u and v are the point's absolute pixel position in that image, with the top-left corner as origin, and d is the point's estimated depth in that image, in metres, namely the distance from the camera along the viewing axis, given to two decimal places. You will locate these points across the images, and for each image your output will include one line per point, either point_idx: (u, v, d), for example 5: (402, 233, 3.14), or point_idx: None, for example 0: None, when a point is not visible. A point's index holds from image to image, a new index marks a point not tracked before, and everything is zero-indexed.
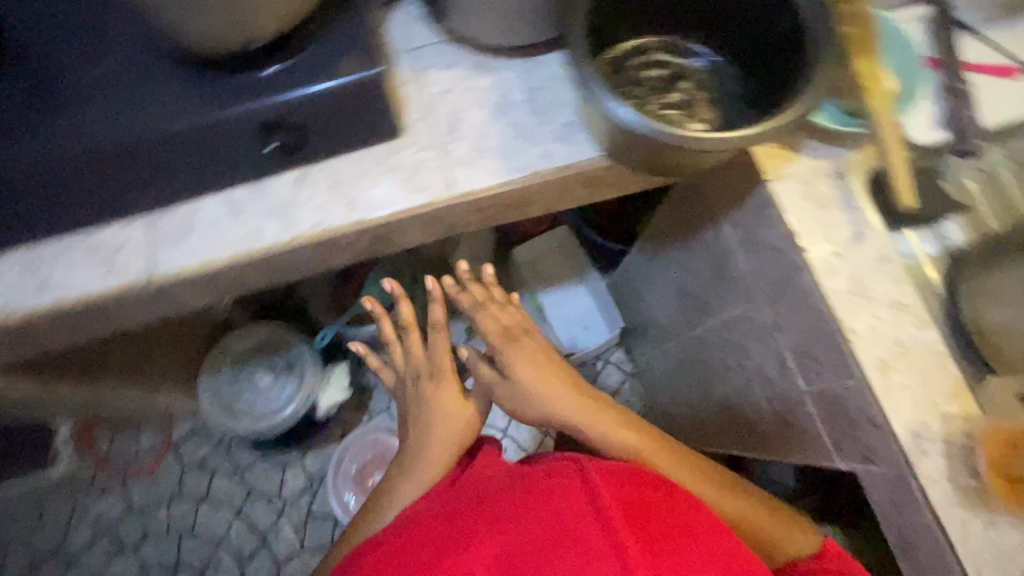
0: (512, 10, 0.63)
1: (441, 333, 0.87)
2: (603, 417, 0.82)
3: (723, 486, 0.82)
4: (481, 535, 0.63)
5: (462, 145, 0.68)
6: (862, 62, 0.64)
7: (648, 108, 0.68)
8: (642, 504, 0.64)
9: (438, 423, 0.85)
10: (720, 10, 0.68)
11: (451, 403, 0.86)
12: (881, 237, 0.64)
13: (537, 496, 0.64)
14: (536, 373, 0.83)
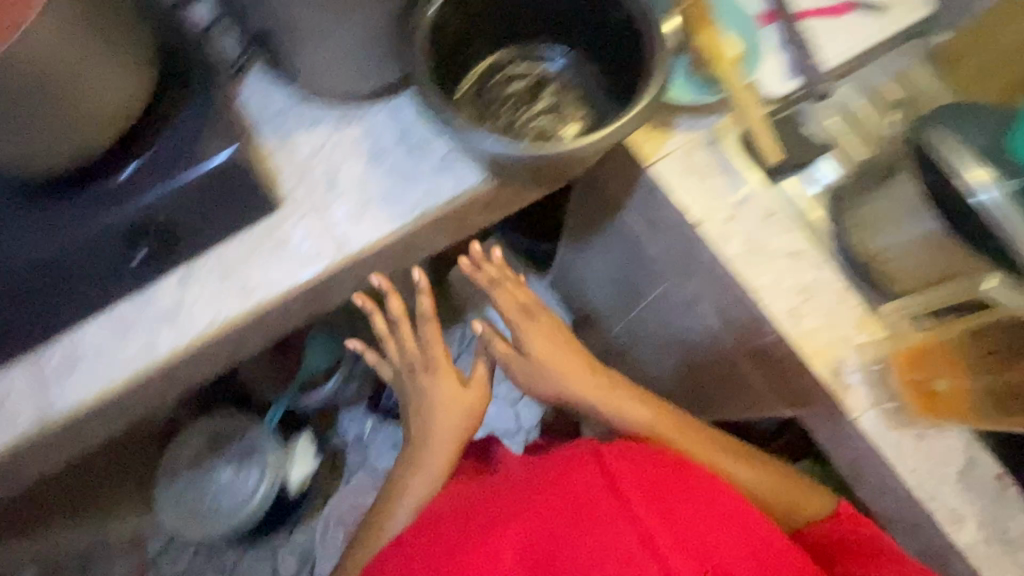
0: (354, 61, 0.61)
1: (432, 324, 0.76)
2: (622, 392, 0.75)
3: (735, 451, 0.73)
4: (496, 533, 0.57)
5: (345, 202, 0.67)
6: (705, 36, 0.66)
7: (519, 123, 0.70)
8: (655, 480, 0.59)
9: (440, 416, 0.77)
10: (560, 15, 0.68)
11: (454, 396, 0.77)
12: (763, 193, 0.67)
13: (552, 486, 0.59)
14: (552, 351, 0.76)
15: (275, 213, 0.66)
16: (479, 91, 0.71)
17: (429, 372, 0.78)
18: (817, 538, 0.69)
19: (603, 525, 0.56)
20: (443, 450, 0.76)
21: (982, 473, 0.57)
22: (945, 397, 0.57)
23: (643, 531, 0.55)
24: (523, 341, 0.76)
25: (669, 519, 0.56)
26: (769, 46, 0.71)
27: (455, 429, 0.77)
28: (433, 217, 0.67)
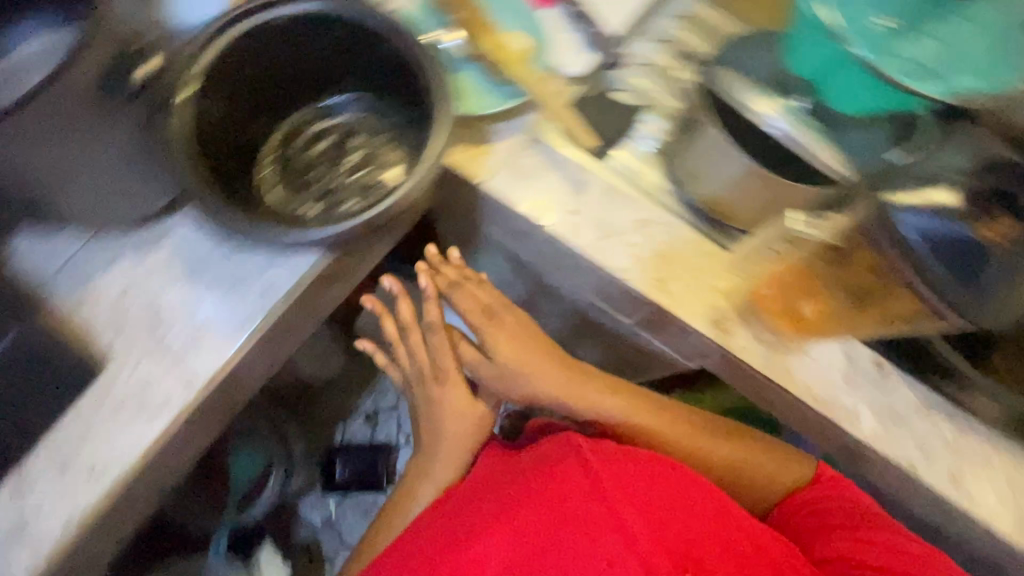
0: (112, 191, 0.53)
1: (440, 333, 0.71)
2: (594, 386, 0.71)
3: (717, 432, 0.71)
4: (470, 549, 0.54)
5: (177, 334, 0.60)
6: (487, 40, 0.67)
7: (336, 185, 0.65)
8: (635, 469, 0.56)
9: (451, 429, 0.72)
10: (333, 63, 0.63)
11: (461, 407, 0.73)
12: (596, 175, 0.67)
13: (532, 488, 0.55)
14: (519, 353, 0.71)
15: (103, 376, 0.58)
16: (284, 165, 0.65)
17: (437, 381, 0.73)
18: (796, 505, 0.69)
19: (581, 522, 0.51)
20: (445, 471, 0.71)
21: (862, 367, 0.61)
22: (811, 320, 0.61)
23: (620, 524, 0.50)
24: (497, 343, 0.71)
25: (645, 509, 0.52)
26: (556, 27, 0.71)
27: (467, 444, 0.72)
28: (281, 315, 0.62)
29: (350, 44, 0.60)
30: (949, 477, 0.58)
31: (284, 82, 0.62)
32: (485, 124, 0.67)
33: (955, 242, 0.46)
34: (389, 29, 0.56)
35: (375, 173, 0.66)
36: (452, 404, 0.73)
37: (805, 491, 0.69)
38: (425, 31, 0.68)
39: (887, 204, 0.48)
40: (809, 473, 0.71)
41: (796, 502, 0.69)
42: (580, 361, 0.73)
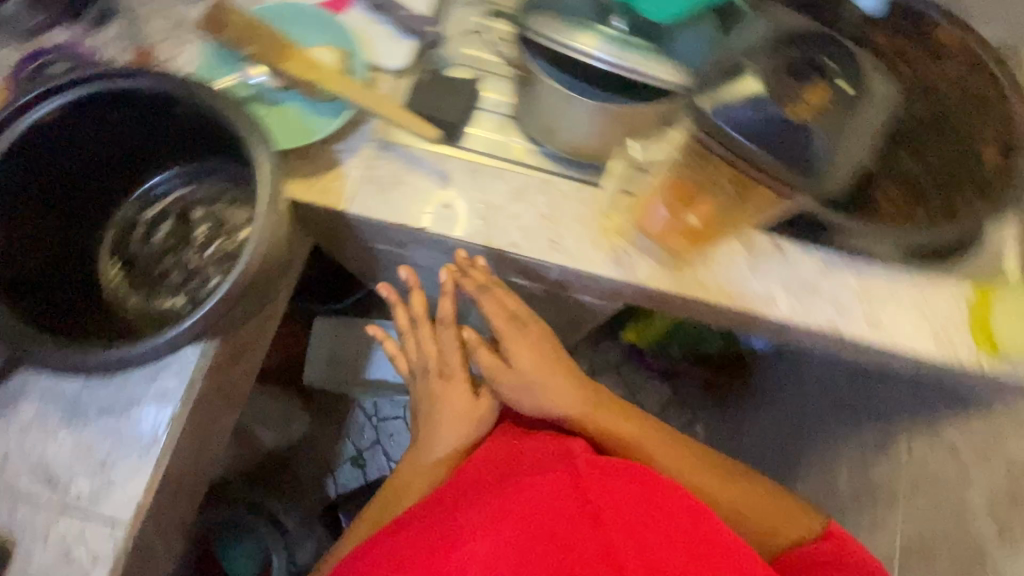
0: None
1: (451, 329, 0.71)
2: (606, 413, 0.67)
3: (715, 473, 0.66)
4: (455, 553, 0.48)
5: (78, 485, 0.54)
6: (292, 61, 0.60)
7: (194, 264, 0.60)
8: (630, 490, 0.52)
9: (444, 426, 0.67)
10: (131, 144, 0.57)
11: (458, 409, 0.68)
12: (457, 160, 0.65)
13: (529, 497, 0.51)
14: (535, 363, 0.68)
15: (14, 557, 0.53)
16: (129, 266, 0.60)
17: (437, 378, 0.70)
18: (796, 561, 0.61)
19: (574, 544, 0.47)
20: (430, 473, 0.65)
21: (762, 252, 0.62)
22: (702, 229, 0.61)
23: (613, 554, 0.47)
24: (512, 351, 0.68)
25: (638, 536, 0.48)
26: (364, 23, 0.67)
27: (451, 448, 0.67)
28: (185, 421, 0.57)
29: (137, 119, 0.54)
30: (868, 323, 0.61)
31: (86, 182, 0.56)
32: (327, 146, 0.63)
33: (765, 123, 0.56)
34: (168, 89, 0.50)
35: (229, 239, 0.60)
36: (456, 402, 0.68)
37: (807, 546, 0.61)
38: (228, 76, 0.63)
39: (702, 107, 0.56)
40: (818, 530, 0.63)
41: (797, 556, 0.61)
42: (594, 386, 0.69)
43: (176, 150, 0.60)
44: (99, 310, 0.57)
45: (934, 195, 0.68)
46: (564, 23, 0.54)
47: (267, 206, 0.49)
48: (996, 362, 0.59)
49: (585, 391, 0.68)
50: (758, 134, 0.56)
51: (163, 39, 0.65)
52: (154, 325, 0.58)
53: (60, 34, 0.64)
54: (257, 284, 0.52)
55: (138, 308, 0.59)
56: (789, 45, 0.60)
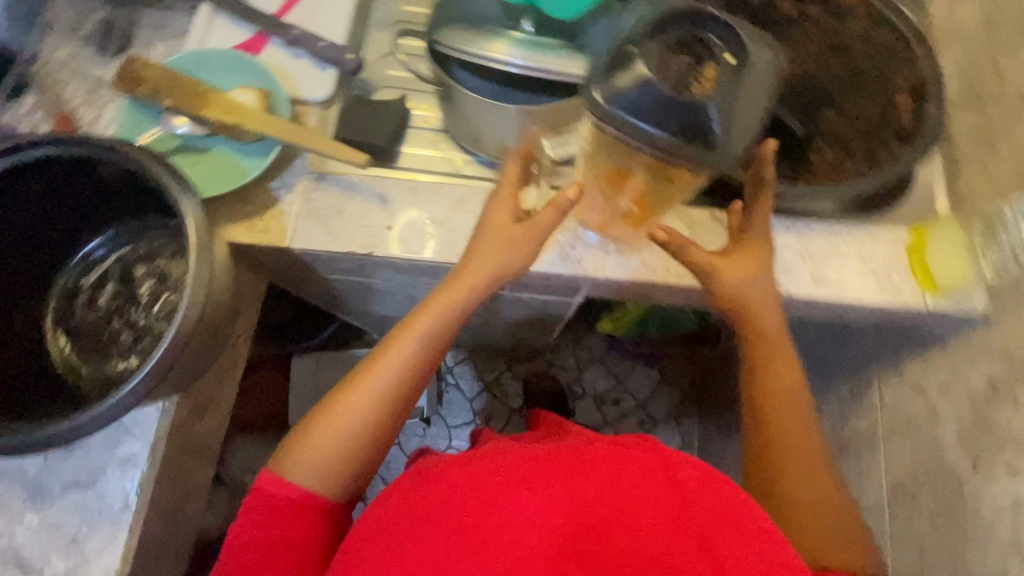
0: None
1: (515, 163, 0.58)
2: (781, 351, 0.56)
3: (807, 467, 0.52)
4: (517, 501, 0.38)
5: (52, 565, 0.53)
6: (213, 107, 0.60)
7: (143, 322, 0.59)
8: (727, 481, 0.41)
9: (486, 246, 0.55)
10: (60, 211, 0.56)
11: (511, 236, 0.55)
12: (394, 181, 0.65)
13: (607, 465, 0.40)
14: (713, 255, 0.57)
15: None
16: (76, 334, 0.59)
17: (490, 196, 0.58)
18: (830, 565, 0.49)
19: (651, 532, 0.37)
20: (470, 291, 0.55)
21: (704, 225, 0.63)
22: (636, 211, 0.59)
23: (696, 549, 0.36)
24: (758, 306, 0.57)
25: (726, 532, 0.37)
26: (283, 60, 0.67)
27: (499, 271, 0.55)
28: (153, 481, 0.56)
29: (59, 186, 0.53)
30: (813, 279, 0.62)
31: (17, 257, 0.55)
32: (262, 185, 0.63)
33: (667, 102, 0.43)
34: (85, 152, 0.50)
35: (175, 292, 0.60)
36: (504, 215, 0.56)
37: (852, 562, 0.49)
38: (153, 129, 0.63)
39: (593, 98, 0.44)
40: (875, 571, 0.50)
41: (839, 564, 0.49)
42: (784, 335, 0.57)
43: (107, 213, 0.59)
44: (49, 384, 0.56)
45: (860, 145, 0.70)
46: (477, 36, 0.56)
47: (199, 251, 0.49)
48: (938, 299, 0.61)
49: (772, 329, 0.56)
50: (650, 118, 0.43)
51: (84, 106, 0.65)
52: (110, 390, 0.57)
53: None
54: (204, 332, 0.51)
55: (91, 375, 0.58)
56: (669, 21, 0.46)
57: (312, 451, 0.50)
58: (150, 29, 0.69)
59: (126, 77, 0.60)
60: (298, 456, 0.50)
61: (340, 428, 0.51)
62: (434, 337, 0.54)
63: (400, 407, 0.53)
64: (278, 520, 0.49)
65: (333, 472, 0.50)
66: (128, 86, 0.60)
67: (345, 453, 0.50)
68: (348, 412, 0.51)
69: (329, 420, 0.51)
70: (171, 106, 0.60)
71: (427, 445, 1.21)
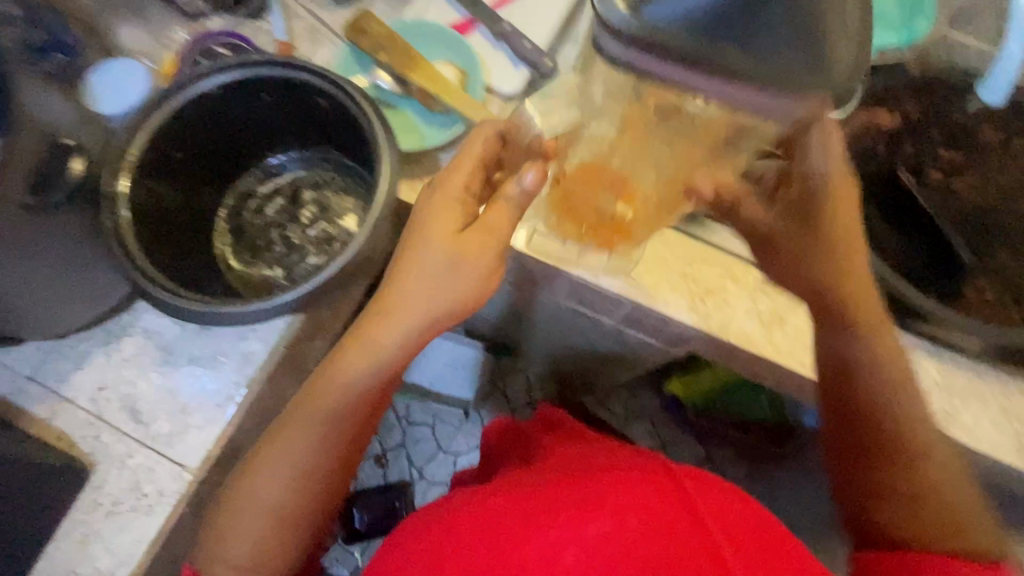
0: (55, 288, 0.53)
1: (466, 171, 0.51)
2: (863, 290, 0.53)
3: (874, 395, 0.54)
4: (534, 533, 0.43)
5: (158, 424, 0.58)
6: (420, 73, 0.65)
7: (296, 241, 0.65)
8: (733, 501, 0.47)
9: (417, 278, 0.50)
10: (266, 124, 0.62)
11: (448, 259, 0.49)
12: None
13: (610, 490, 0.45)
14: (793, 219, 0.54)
15: (93, 479, 0.57)
16: (237, 233, 0.65)
17: (423, 206, 0.51)
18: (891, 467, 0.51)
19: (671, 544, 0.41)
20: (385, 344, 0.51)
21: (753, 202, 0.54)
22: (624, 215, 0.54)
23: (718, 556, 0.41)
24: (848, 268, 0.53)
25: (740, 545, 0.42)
26: (485, 49, 0.72)
27: (433, 299, 0.50)
28: (260, 383, 0.61)
29: (277, 103, 0.60)
30: (947, 417, 0.59)
31: (220, 151, 0.62)
32: (434, 153, 0.67)
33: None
34: (317, 81, 0.55)
35: (331, 225, 0.65)
36: (445, 241, 0.49)
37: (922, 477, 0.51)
38: (360, 78, 0.68)
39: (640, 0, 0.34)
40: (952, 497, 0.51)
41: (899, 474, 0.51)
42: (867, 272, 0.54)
43: (300, 137, 0.65)
44: (208, 268, 0.62)
45: None
46: None
47: (384, 197, 0.54)
48: None
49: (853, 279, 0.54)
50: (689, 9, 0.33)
51: (305, 42, 0.73)
52: (254, 291, 0.63)
53: (222, 22, 0.73)
54: (359, 265, 0.55)
55: (239, 272, 0.63)
56: None
57: (230, 540, 0.53)
58: None
59: (356, 26, 0.66)
60: (216, 544, 0.53)
61: (258, 504, 0.53)
62: (344, 394, 0.52)
63: (314, 469, 0.53)
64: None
65: (249, 562, 0.53)
66: (352, 35, 0.66)
67: (260, 537, 0.53)
68: (256, 499, 0.52)
69: (244, 501, 0.53)
70: (383, 61, 0.66)
71: (459, 436, 1.23)
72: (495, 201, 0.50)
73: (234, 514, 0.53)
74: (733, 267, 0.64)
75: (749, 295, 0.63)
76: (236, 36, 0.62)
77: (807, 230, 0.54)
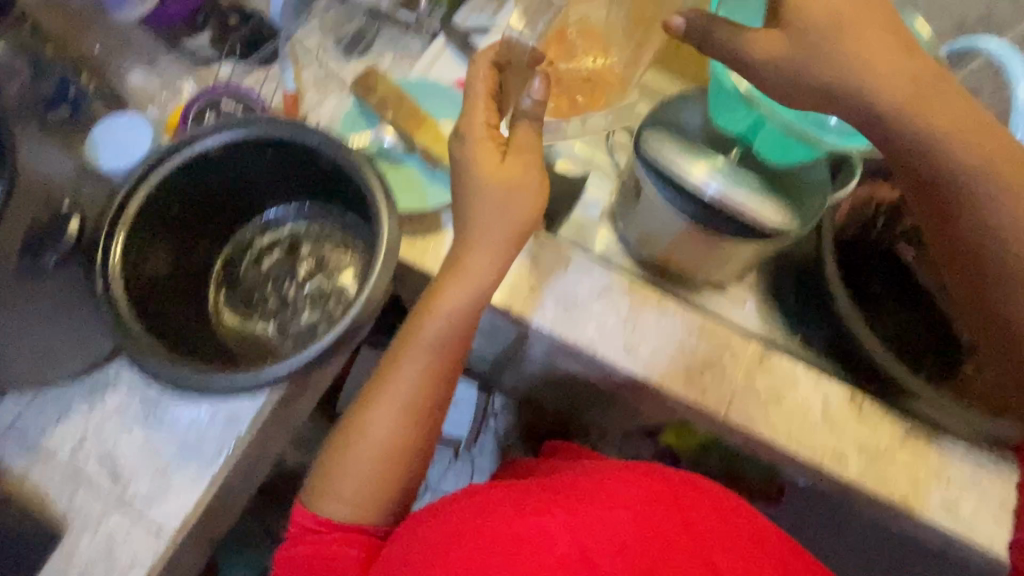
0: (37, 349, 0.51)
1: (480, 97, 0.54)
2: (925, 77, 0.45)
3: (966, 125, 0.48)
4: (528, 525, 0.44)
5: (138, 484, 0.57)
6: (425, 133, 0.65)
7: (291, 296, 0.64)
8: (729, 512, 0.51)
9: (487, 198, 0.53)
10: (268, 180, 0.62)
11: (504, 186, 0.53)
12: (549, 248, 0.67)
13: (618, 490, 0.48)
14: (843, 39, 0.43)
15: (65, 542, 0.55)
16: (232, 286, 0.64)
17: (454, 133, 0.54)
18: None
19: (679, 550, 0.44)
20: (486, 265, 0.54)
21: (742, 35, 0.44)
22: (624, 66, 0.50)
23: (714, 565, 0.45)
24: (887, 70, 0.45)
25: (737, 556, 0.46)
26: None
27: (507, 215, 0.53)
28: (246, 445, 0.59)
29: (282, 161, 0.59)
30: (942, 507, 0.58)
31: (222, 205, 0.61)
32: (435, 212, 0.67)
33: None
34: (324, 147, 0.55)
35: (328, 281, 0.65)
36: (494, 175, 0.52)
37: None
38: (365, 134, 0.68)
39: None
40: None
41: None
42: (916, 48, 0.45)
43: (303, 192, 0.64)
44: (200, 323, 0.61)
45: None
46: (686, 155, 0.59)
47: (381, 266, 0.53)
48: None
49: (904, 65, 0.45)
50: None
51: (312, 92, 0.74)
52: (245, 348, 0.62)
53: (233, 70, 0.71)
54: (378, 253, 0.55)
55: (231, 327, 0.62)
56: None
57: (341, 482, 0.53)
58: (386, 43, 0.76)
59: (363, 84, 0.66)
60: (325, 493, 0.53)
61: (373, 447, 0.54)
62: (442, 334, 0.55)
63: (423, 411, 0.56)
64: (320, 548, 0.52)
65: (365, 499, 0.53)
66: (361, 92, 0.66)
67: (374, 476, 0.54)
68: (367, 439, 0.54)
69: (354, 445, 0.54)
70: (390, 119, 0.66)
71: (447, 476, 1.21)
72: (517, 126, 0.54)
73: (345, 454, 0.54)
74: (732, 340, 0.64)
75: (747, 371, 0.63)
76: (243, 92, 0.62)
77: (821, 37, 0.43)
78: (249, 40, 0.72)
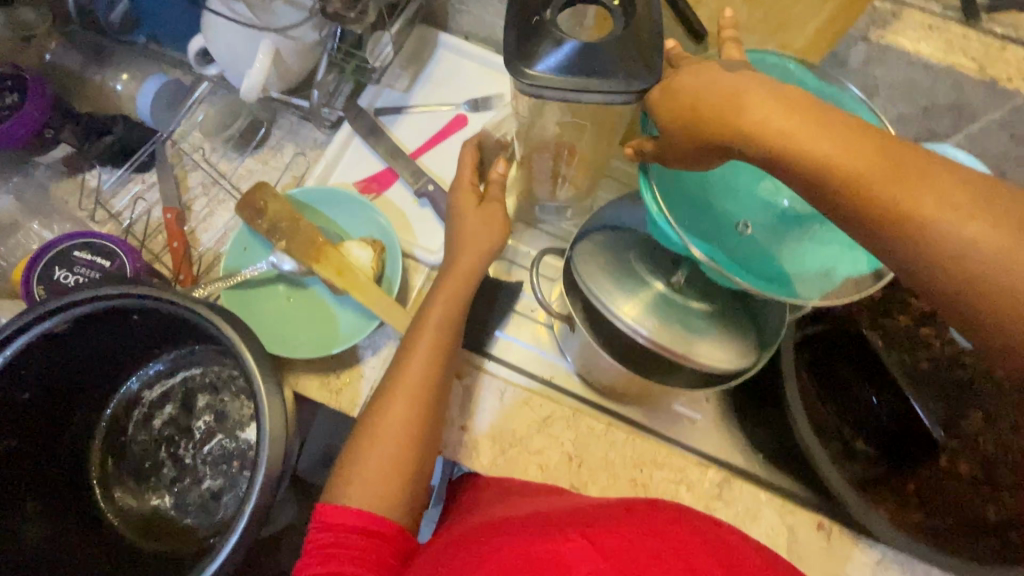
0: None
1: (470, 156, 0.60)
2: (820, 123, 0.32)
3: (916, 178, 0.30)
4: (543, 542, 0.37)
5: None
6: (327, 261, 0.56)
7: (189, 461, 0.56)
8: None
9: (462, 224, 0.56)
10: (138, 340, 0.52)
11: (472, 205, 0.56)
12: (483, 375, 0.60)
13: (651, 523, 0.39)
14: (703, 84, 0.36)
15: None
16: (120, 453, 0.56)
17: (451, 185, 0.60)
18: None
19: None
20: (461, 255, 0.55)
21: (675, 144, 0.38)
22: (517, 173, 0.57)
23: None
24: (870, 181, 0.30)
25: None
26: (408, 207, 0.64)
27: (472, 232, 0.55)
28: None
29: (151, 322, 0.50)
30: None
31: (88, 376, 0.52)
32: (349, 348, 0.58)
33: (591, 59, 0.39)
34: (197, 317, 0.47)
35: (230, 439, 0.56)
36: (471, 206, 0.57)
37: None
38: (259, 259, 0.60)
39: (523, 66, 0.40)
40: None
41: None
42: (807, 103, 0.33)
43: (184, 340, 0.55)
44: (83, 511, 0.53)
45: (1009, 477, 0.59)
46: (616, 283, 0.52)
47: (270, 465, 0.44)
48: None
49: (787, 107, 0.33)
50: (577, 68, 0.40)
51: (200, 201, 0.63)
52: (140, 528, 0.54)
53: (101, 177, 0.63)
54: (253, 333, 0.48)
55: (122, 506, 0.55)
56: (611, 62, 0.39)
57: (362, 465, 0.47)
58: (285, 133, 0.66)
59: (249, 206, 0.57)
60: (353, 474, 0.47)
61: (390, 430, 0.48)
62: (438, 319, 0.52)
63: (437, 395, 0.50)
64: (349, 563, 0.42)
65: (387, 480, 0.47)
66: (248, 216, 0.57)
67: (390, 452, 0.48)
68: (381, 424, 0.49)
69: (372, 430, 0.49)
70: (284, 248, 0.56)
71: None
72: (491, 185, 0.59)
73: (365, 433, 0.49)
74: (688, 470, 0.58)
75: (705, 504, 0.57)
76: (92, 234, 0.52)
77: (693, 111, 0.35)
78: (119, 148, 0.62)
